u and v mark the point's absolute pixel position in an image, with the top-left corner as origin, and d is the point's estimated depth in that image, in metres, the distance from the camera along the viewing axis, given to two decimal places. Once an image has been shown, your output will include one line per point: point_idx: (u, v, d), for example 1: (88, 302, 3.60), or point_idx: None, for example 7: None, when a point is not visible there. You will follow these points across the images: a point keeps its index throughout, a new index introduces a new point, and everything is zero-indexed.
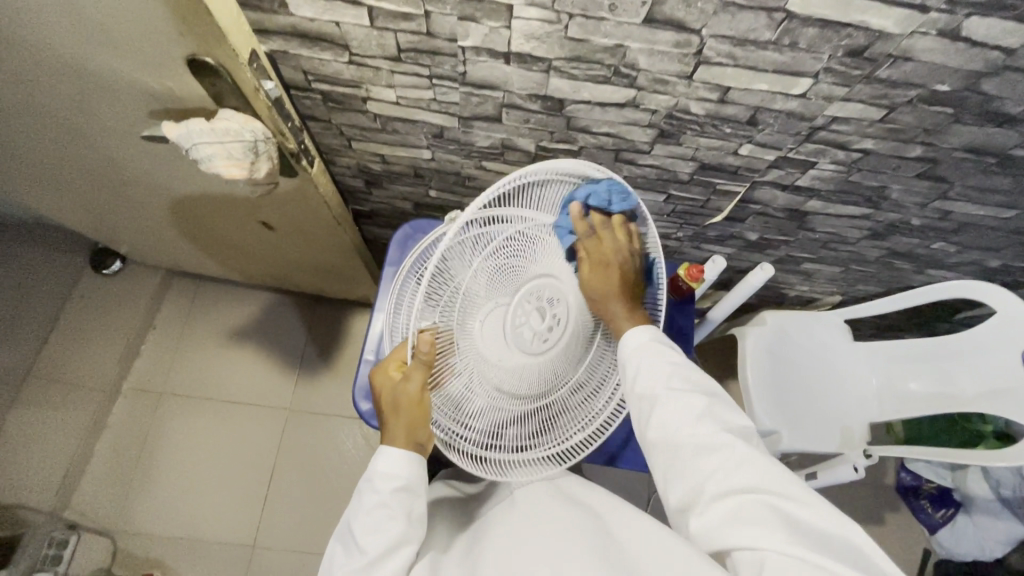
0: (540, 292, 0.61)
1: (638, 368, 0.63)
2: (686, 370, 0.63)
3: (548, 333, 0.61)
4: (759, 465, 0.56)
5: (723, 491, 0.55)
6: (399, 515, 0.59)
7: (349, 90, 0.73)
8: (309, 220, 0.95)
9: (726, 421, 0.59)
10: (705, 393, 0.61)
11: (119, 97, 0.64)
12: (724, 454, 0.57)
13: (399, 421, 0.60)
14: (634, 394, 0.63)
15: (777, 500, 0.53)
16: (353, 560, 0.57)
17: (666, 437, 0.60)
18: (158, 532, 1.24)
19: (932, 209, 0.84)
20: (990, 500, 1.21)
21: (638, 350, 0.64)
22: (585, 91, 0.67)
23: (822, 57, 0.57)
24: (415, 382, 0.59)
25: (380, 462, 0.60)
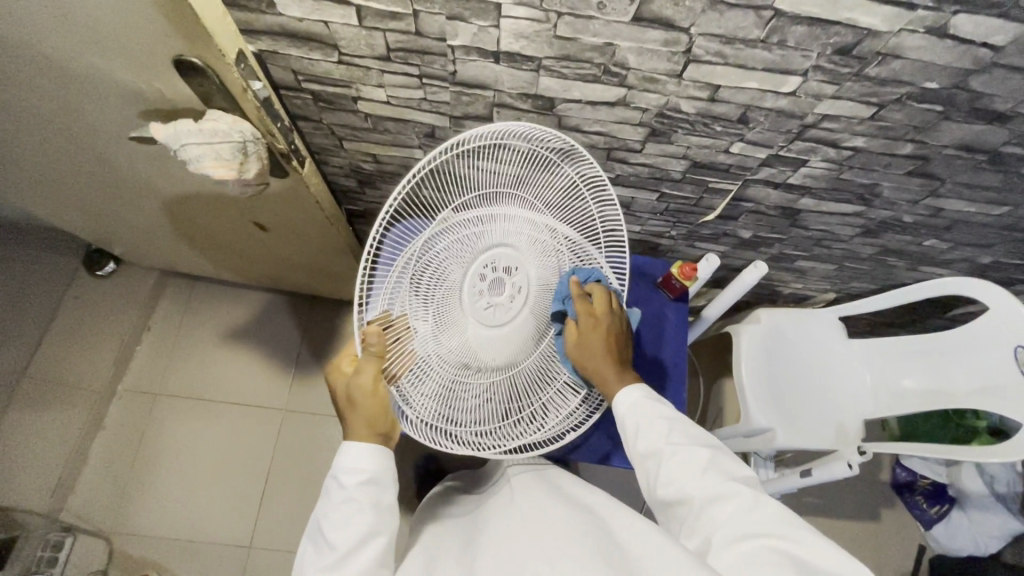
0: (495, 264, 0.63)
1: (639, 429, 0.64)
2: (691, 425, 0.65)
3: (507, 301, 0.62)
4: (770, 512, 0.56)
5: (731, 538, 0.55)
6: (367, 508, 0.59)
7: (339, 90, 0.73)
8: (302, 220, 0.94)
9: (731, 472, 0.61)
10: (710, 446, 0.63)
11: (107, 99, 0.63)
12: (731, 502, 0.58)
13: (355, 414, 0.60)
14: (638, 454, 0.64)
15: (784, 543, 0.53)
16: (323, 558, 0.57)
17: (674, 490, 0.61)
18: (154, 533, 1.24)
19: (924, 206, 0.84)
20: (985, 497, 1.23)
21: (635, 409, 0.65)
22: (575, 90, 0.67)
23: (811, 55, 0.57)
24: (367, 373, 0.61)
25: (343, 457, 0.60)
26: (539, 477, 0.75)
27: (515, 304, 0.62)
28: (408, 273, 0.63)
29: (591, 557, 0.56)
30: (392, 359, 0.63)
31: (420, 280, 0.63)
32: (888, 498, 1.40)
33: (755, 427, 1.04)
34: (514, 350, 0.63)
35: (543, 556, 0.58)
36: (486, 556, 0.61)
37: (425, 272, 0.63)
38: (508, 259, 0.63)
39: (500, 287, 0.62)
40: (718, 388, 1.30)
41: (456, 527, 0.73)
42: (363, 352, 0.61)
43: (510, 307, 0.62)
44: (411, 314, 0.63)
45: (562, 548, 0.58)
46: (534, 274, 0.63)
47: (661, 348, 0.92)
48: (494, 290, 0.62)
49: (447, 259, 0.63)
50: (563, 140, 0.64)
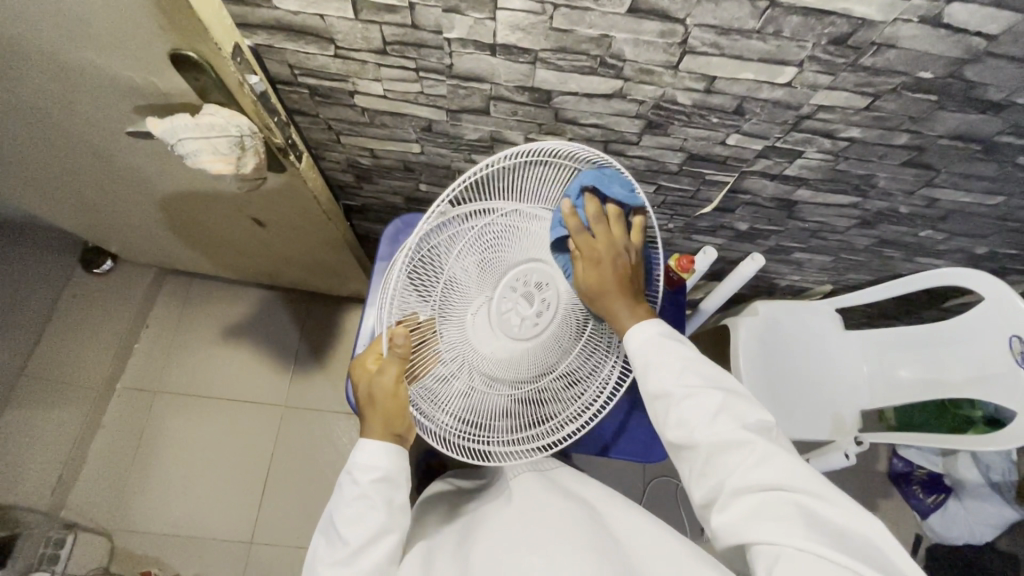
0: (526, 279, 0.65)
1: (650, 368, 0.63)
2: (704, 365, 0.62)
3: (536, 315, 0.64)
4: (779, 461, 0.55)
5: (742, 488, 0.55)
6: (379, 506, 0.59)
7: (336, 84, 0.72)
8: (300, 216, 0.94)
9: (743, 416, 0.59)
10: (722, 388, 0.61)
11: (104, 93, 0.63)
12: (742, 449, 0.57)
13: (375, 413, 0.59)
14: (648, 394, 0.63)
15: (793, 494, 0.53)
16: (335, 553, 0.58)
17: (683, 432, 0.60)
18: (156, 530, 1.24)
19: (919, 197, 0.84)
20: (981, 485, 1.23)
21: (647, 347, 0.63)
22: (572, 83, 0.67)
23: (806, 45, 0.58)
24: (390, 375, 0.60)
25: (359, 453, 0.60)
26: (540, 471, 0.75)
27: (543, 318, 0.64)
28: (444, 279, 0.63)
29: (591, 552, 0.57)
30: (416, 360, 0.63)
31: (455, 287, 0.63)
32: (885, 489, 1.41)
33: None
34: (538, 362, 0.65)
35: (545, 543, 0.59)
36: (484, 544, 0.62)
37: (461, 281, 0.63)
38: (541, 274, 0.65)
39: (530, 300, 0.64)
40: None
41: (457, 521, 0.73)
42: (389, 351, 0.60)
43: (538, 322, 0.64)
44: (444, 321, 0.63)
45: (560, 542, 0.59)
46: (563, 292, 0.66)
47: None
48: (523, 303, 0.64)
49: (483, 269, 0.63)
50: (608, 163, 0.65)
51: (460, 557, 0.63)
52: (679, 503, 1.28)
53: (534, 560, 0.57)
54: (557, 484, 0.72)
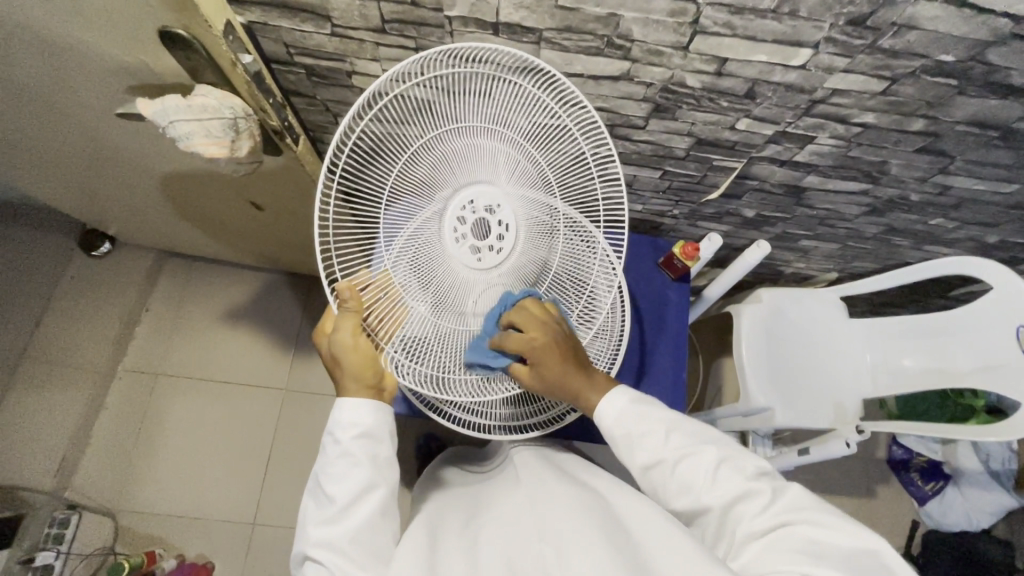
0: (473, 203, 0.63)
1: (635, 442, 0.62)
2: (689, 422, 0.63)
3: (495, 242, 0.63)
4: (785, 499, 0.56)
5: (752, 534, 0.55)
6: (362, 462, 0.59)
7: (334, 64, 0.70)
8: (299, 198, 0.93)
9: (742, 467, 0.59)
10: (713, 442, 0.61)
11: (92, 72, 0.61)
12: (748, 499, 0.57)
13: (344, 372, 0.59)
14: (643, 469, 0.62)
15: (804, 528, 0.53)
16: (324, 512, 0.58)
17: (688, 499, 0.59)
18: (158, 510, 1.25)
19: (932, 184, 0.82)
20: (979, 473, 1.24)
21: (625, 417, 0.63)
22: (578, 64, 0.65)
23: (823, 26, 0.55)
24: (347, 331, 0.59)
25: (339, 412, 0.60)
26: (542, 454, 0.75)
27: (504, 244, 0.63)
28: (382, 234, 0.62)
29: (594, 533, 0.57)
30: (374, 315, 0.62)
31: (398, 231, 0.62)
32: (884, 475, 1.41)
33: (752, 407, 1.04)
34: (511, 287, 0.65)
35: (548, 527, 0.59)
36: (488, 532, 0.62)
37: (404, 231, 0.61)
38: (489, 198, 0.63)
39: (484, 226, 0.63)
40: (718, 368, 1.29)
41: (461, 497, 0.74)
42: (340, 311, 0.60)
43: (498, 247, 0.63)
44: (399, 270, 0.62)
45: (567, 527, 0.58)
46: (517, 212, 0.63)
47: (662, 330, 0.91)
48: (478, 232, 0.63)
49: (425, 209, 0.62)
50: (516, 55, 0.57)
51: (462, 541, 0.62)
52: None
53: (545, 548, 0.57)
54: (560, 469, 0.71)
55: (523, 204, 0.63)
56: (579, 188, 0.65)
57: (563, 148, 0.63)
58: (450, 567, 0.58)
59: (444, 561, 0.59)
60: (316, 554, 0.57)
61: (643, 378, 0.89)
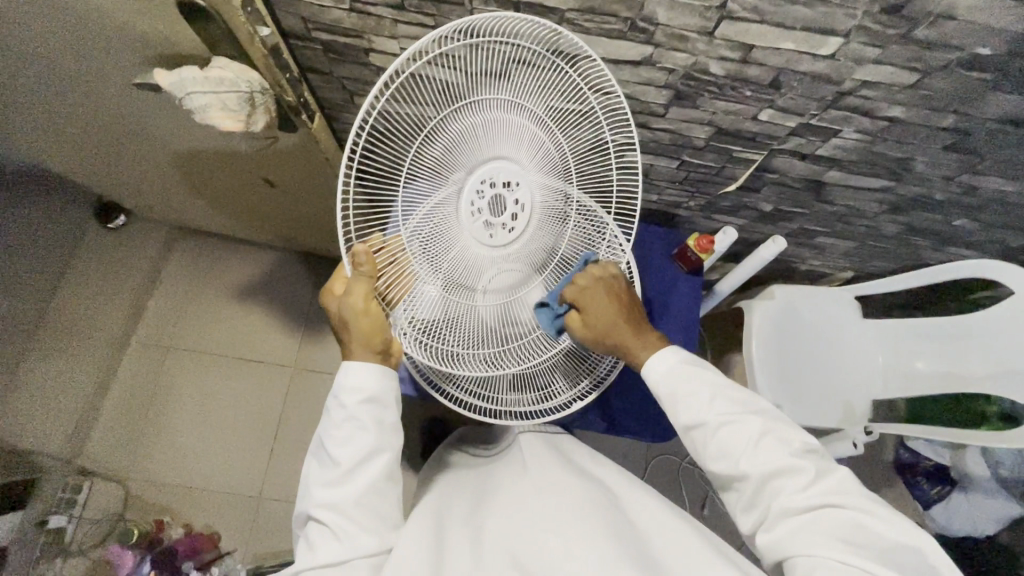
0: (493, 179, 0.61)
1: (680, 399, 0.62)
2: (736, 389, 0.62)
3: (508, 221, 0.61)
4: (831, 479, 0.56)
5: (790, 510, 0.55)
6: (368, 426, 0.59)
7: (351, 41, 0.69)
8: (312, 176, 0.92)
9: (789, 441, 0.58)
10: (759, 412, 0.61)
11: (110, 42, 0.61)
12: (791, 475, 0.57)
13: (351, 334, 0.59)
14: (683, 426, 0.62)
15: (850, 512, 0.54)
16: (328, 473, 0.58)
17: (728, 463, 0.59)
18: (167, 480, 1.28)
19: (958, 183, 0.80)
20: (988, 481, 1.20)
21: (672, 374, 0.63)
22: (599, 47, 0.63)
23: (856, 13, 0.53)
24: (358, 294, 0.58)
25: (344, 375, 0.59)
26: (549, 439, 0.75)
27: (517, 223, 0.61)
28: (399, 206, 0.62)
29: (604, 530, 0.57)
30: (386, 281, 0.61)
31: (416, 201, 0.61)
32: (889, 477, 1.40)
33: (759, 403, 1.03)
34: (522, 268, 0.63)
35: (556, 521, 0.59)
36: (495, 518, 0.62)
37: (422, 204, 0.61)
38: (508, 174, 0.61)
39: (500, 203, 0.61)
40: (725, 364, 1.28)
41: (465, 480, 0.74)
42: (353, 271, 0.59)
43: (511, 226, 0.61)
44: (412, 239, 0.61)
45: (574, 523, 0.59)
46: (536, 191, 0.62)
47: (670, 320, 0.90)
48: (494, 208, 0.61)
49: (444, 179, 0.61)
50: (554, 29, 0.56)
51: (471, 528, 0.63)
52: (680, 482, 1.29)
53: (549, 540, 0.57)
54: (570, 459, 0.72)
55: (543, 180, 0.62)
56: (594, 158, 0.66)
57: (584, 124, 0.64)
58: (456, 553, 0.60)
59: (448, 547, 0.60)
60: (320, 514, 0.57)
61: None
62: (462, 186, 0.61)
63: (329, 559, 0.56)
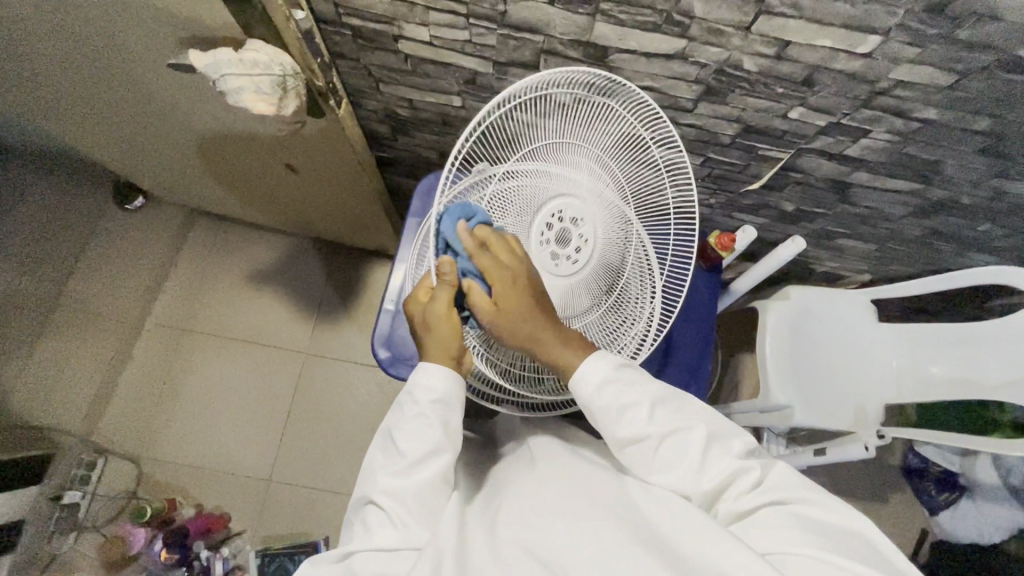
0: (559, 214, 0.64)
1: (619, 414, 0.60)
2: (675, 398, 0.62)
3: (573, 253, 0.63)
4: (775, 474, 0.59)
5: (741, 511, 0.57)
6: (435, 424, 0.61)
7: (382, 27, 0.69)
8: (335, 163, 0.93)
9: (730, 446, 0.60)
10: (701, 418, 0.61)
11: (145, 23, 0.61)
12: (738, 479, 0.58)
13: (432, 338, 0.61)
14: (621, 441, 0.61)
15: (791, 504, 0.55)
16: (393, 463, 0.60)
17: (676, 477, 0.59)
18: (182, 461, 1.29)
19: (985, 188, 0.79)
20: (998, 489, 1.19)
21: (603, 385, 0.60)
22: (632, 40, 0.63)
23: (898, 12, 0.53)
24: (442, 302, 0.60)
25: (419, 375, 0.62)
26: (565, 445, 0.73)
27: (581, 255, 0.64)
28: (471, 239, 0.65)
29: (623, 523, 0.55)
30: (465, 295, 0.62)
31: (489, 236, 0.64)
32: (896, 481, 1.40)
33: (771, 404, 1.03)
34: (581, 297, 0.65)
35: (577, 512, 0.58)
36: (508, 511, 0.62)
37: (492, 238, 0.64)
38: (575, 209, 0.64)
39: (566, 237, 0.64)
40: (737, 363, 1.28)
41: (484, 477, 0.74)
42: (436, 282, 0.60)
43: (576, 258, 0.64)
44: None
45: (597, 514, 0.57)
46: (599, 227, 0.64)
47: (687, 317, 0.90)
48: (560, 241, 0.64)
49: (513, 208, 0.64)
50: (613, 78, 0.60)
51: (485, 521, 0.62)
52: None
53: (564, 527, 0.56)
54: (587, 456, 0.70)
55: (606, 216, 0.65)
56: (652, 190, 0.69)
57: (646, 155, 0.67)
58: (475, 545, 0.58)
59: (468, 540, 0.58)
60: (381, 501, 0.58)
61: (666, 362, 0.88)
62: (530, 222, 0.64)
63: (383, 543, 0.57)
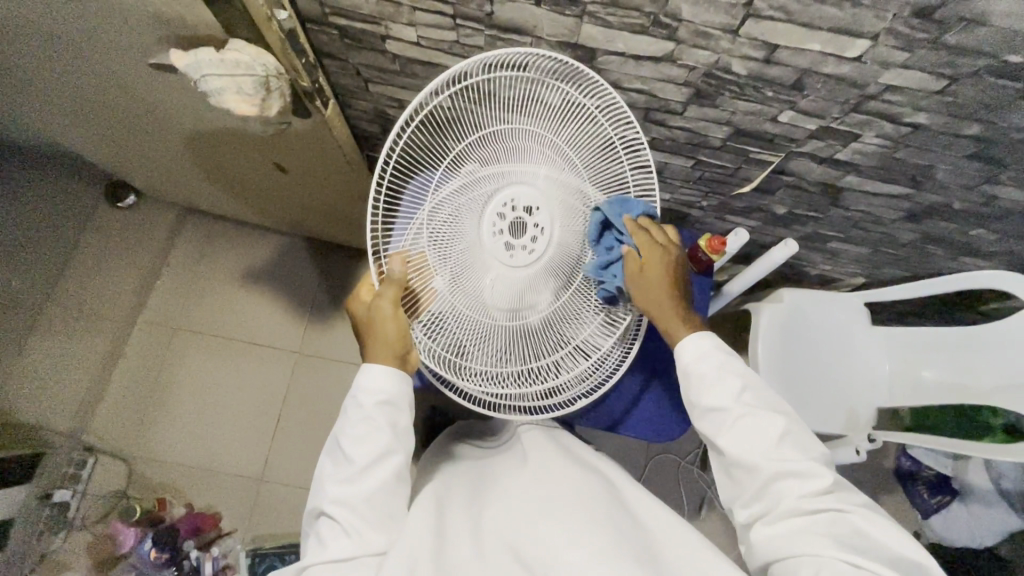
0: (514, 203, 0.63)
1: (708, 383, 0.63)
2: (765, 389, 0.62)
3: (529, 242, 0.63)
4: (841, 486, 0.57)
5: (797, 509, 0.56)
6: (383, 426, 0.60)
7: (369, 27, 0.69)
8: (323, 162, 0.92)
9: (809, 448, 0.59)
10: (784, 414, 0.61)
11: (127, 23, 0.60)
12: (806, 479, 0.57)
13: (375, 338, 0.61)
14: (700, 408, 0.63)
15: (853, 518, 0.54)
16: (342, 471, 0.59)
17: (744, 451, 0.59)
18: (170, 460, 1.29)
19: (977, 193, 0.79)
20: (989, 492, 1.20)
21: (703, 356, 0.64)
22: (620, 42, 0.62)
23: (885, 16, 0.52)
24: (386, 300, 0.61)
25: (363, 377, 0.61)
26: (551, 434, 0.74)
27: (538, 246, 0.63)
28: (423, 232, 0.63)
29: (592, 529, 0.57)
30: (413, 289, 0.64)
31: (442, 227, 0.62)
32: (889, 485, 1.40)
33: None
34: (537, 289, 0.64)
35: (551, 517, 0.59)
36: (494, 510, 0.62)
37: (443, 230, 0.62)
38: (530, 198, 0.63)
39: (521, 226, 0.63)
40: None
41: (463, 470, 0.73)
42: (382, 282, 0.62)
43: (531, 248, 0.63)
44: (432, 253, 0.62)
45: (568, 519, 0.58)
46: (555, 215, 0.63)
47: None
48: (515, 230, 0.63)
49: (469, 195, 0.63)
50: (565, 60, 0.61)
51: (469, 519, 0.62)
52: (679, 481, 1.27)
53: (548, 530, 0.57)
54: (568, 452, 0.71)
55: (562, 202, 0.64)
56: (612, 176, 0.67)
57: (604, 146, 0.66)
58: (456, 546, 0.60)
59: (448, 541, 0.60)
60: (332, 511, 0.58)
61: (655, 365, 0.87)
62: (484, 211, 0.63)
63: (336, 554, 0.56)
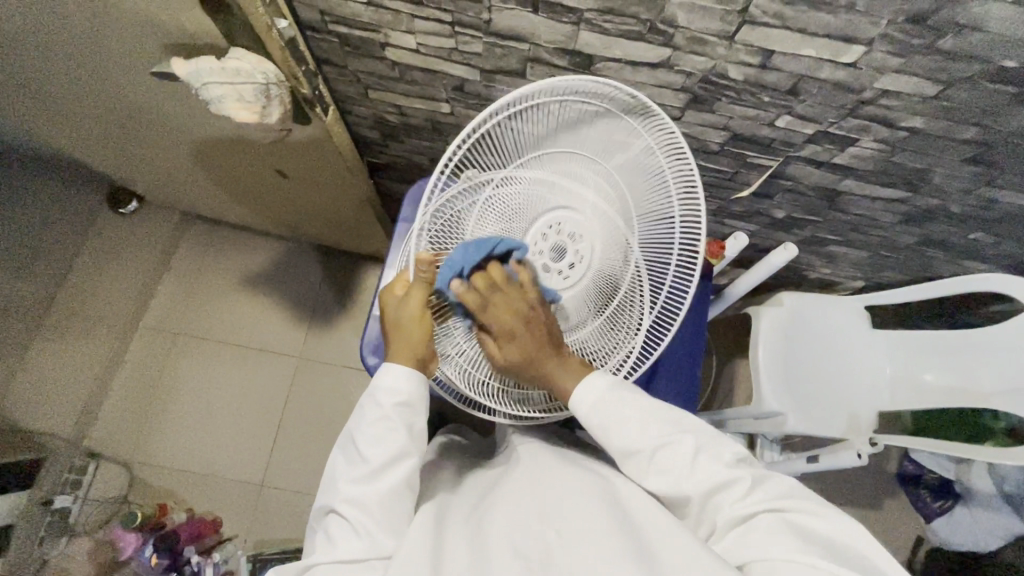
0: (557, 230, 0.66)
1: (611, 426, 0.62)
2: (665, 410, 0.63)
3: (567, 267, 0.66)
4: (768, 483, 0.57)
5: (731, 520, 0.55)
6: (399, 427, 0.60)
7: (368, 35, 0.69)
8: (324, 168, 0.92)
9: (723, 453, 0.59)
10: (693, 431, 0.61)
11: (127, 31, 0.61)
12: (728, 487, 0.57)
13: (398, 337, 0.62)
14: (619, 453, 0.62)
15: (786, 512, 0.53)
16: (355, 469, 0.59)
17: (667, 484, 0.59)
18: (172, 466, 1.29)
19: (975, 197, 0.79)
20: (991, 495, 1.17)
21: (600, 404, 0.62)
22: (617, 48, 0.63)
23: (880, 22, 0.53)
24: (416, 299, 0.62)
25: (381, 376, 0.61)
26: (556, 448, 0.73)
27: (575, 270, 0.66)
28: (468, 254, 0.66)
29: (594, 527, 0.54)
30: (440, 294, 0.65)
31: None
32: (892, 489, 1.39)
33: (764, 411, 1.03)
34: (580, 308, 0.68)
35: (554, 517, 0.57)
36: (496, 512, 0.61)
37: None
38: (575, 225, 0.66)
39: (563, 251, 0.66)
40: (731, 370, 1.28)
41: (471, 479, 0.73)
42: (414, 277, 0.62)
43: (569, 273, 0.67)
44: None
45: (572, 519, 0.56)
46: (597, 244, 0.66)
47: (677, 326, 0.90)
48: (556, 254, 0.67)
49: (513, 218, 0.66)
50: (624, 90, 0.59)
51: (470, 522, 0.61)
52: None
53: (549, 534, 0.55)
54: (576, 460, 0.70)
55: (607, 233, 0.67)
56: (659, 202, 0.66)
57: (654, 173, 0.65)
58: (456, 549, 0.57)
59: (446, 542, 0.58)
60: (343, 508, 0.58)
61: (655, 370, 0.87)
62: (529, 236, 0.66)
63: (345, 554, 0.56)
